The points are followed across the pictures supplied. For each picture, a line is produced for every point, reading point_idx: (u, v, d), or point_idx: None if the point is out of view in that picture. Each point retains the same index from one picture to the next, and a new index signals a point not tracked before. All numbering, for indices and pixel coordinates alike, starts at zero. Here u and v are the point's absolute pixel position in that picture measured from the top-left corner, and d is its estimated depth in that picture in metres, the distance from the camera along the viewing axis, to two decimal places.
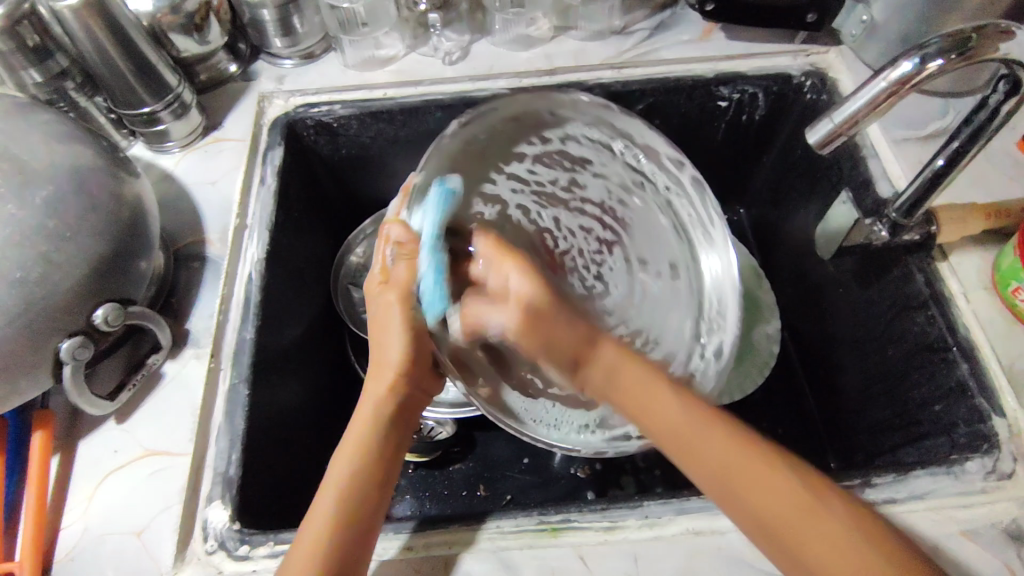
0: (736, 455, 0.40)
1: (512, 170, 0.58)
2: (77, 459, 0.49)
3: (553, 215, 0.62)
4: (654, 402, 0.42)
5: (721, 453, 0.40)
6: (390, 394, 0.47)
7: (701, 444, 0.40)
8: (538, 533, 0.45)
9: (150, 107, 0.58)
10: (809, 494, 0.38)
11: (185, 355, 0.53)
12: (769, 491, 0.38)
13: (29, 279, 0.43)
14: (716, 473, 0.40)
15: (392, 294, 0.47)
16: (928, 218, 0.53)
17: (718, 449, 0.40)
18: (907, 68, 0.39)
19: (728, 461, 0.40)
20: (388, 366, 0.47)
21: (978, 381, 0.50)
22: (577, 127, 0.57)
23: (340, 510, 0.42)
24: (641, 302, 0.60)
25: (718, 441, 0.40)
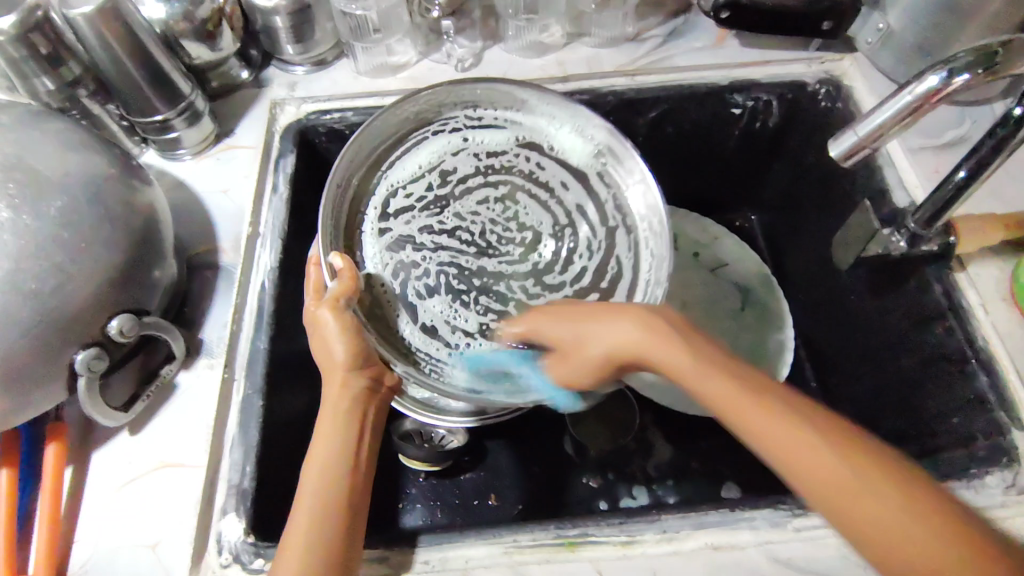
0: (847, 472, 0.34)
1: (392, 207, 0.57)
2: (90, 470, 0.48)
3: (453, 212, 0.58)
4: (739, 410, 0.37)
5: (778, 426, 0.35)
6: (343, 390, 0.46)
7: (824, 481, 0.34)
8: (556, 548, 0.44)
9: (163, 115, 0.58)
10: (865, 482, 0.33)
11: (199, 365, 0.52)
12: (878, 506, 0.33)
13: (44, 290, 0.42)
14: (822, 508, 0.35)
15: (323, 308, 0.47)
16: (946, 228, 0.52)
17: (768, 424, 0.36)
18: (934, 81, 0.39)
19: (852, 489, 0.33)
20: (335, 365, 0.46)
21: (997, 394, 0.49)
22: (393, 168, 0.58)
23: (323, 538, 0.40)
24: (570, 222, 0.58)
25: (823, 454, 0.34)
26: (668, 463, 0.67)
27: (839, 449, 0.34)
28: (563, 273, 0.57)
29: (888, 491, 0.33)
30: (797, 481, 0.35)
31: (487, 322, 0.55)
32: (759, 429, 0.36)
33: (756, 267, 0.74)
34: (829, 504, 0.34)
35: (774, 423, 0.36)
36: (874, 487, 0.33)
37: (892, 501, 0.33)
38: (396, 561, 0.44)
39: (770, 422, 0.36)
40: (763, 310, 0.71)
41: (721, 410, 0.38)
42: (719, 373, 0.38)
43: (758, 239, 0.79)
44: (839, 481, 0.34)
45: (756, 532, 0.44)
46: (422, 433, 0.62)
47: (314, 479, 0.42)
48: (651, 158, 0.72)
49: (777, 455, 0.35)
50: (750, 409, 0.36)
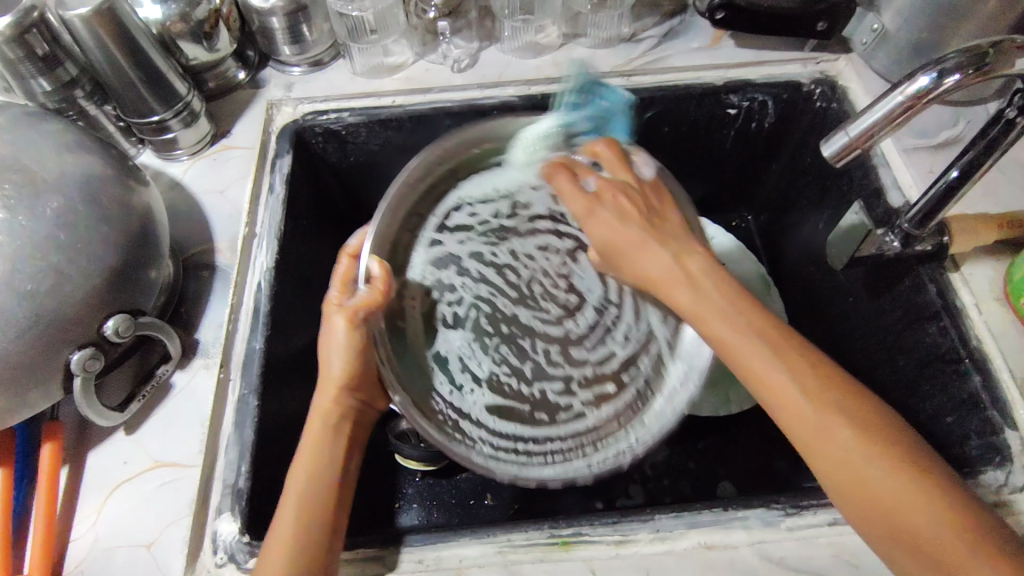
0: (857, 451, 0.37)
1: (453, 221, 0.56)
2: (86, 470, 0.48)
3: (508, 250, 0.58)
4: (755, 365, 0.41)
5: (790, 384, 0.40)
6: (336, 403, 0.47)
7: (828, 442, 0.38)
8: (549, 547, 0.45)
9: (159, 116, 0.58)
10: (865, 449, 0.37)
11: (195, 365, 0.53)
12: (873, 471, 0.36)
13: (39, 289, 0.43)
14: (823, 462, 0.38)
15: (340, 315, 0.48)
16: (940, 228, 0.53)
17: (778, 375, 0.40)
18: (925, 82, 0.39)
19: (858, 466, 0.37)
20: (331, 377, 0.48)
21: (990, 394, 0.49)
22: (477, 185, 0.57)
23: (310, 540, 0.41)
24: (618, 304, 0.57)
25: (843, 433, 0.38)
26: (663, 463, 0.67)
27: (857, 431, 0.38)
28: (592, 351, 0.56)
29: (882, 458, 0.37)
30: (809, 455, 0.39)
31: (508, 382, 0.54)
32: (786, 401, 0.40)
33: (753, 267, 0.74)
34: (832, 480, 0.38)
35: (786, 380, 0.40)
36: (866, 452, 0.37)
37: (889, 471, 0.36)
38: (390, 560, 0.44)
39: (799, 401, 0.39)
40: None
41: (741, 367, 0.42)
42: (767, 352, 0.41)
43: (755, 239, 0.79)
44: (836, 445, 0.38)
45: (749, 531, 0.44)
46: (419, 432, 0.62)
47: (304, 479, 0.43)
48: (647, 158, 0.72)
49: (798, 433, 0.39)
50: (786, 383, 0.40)
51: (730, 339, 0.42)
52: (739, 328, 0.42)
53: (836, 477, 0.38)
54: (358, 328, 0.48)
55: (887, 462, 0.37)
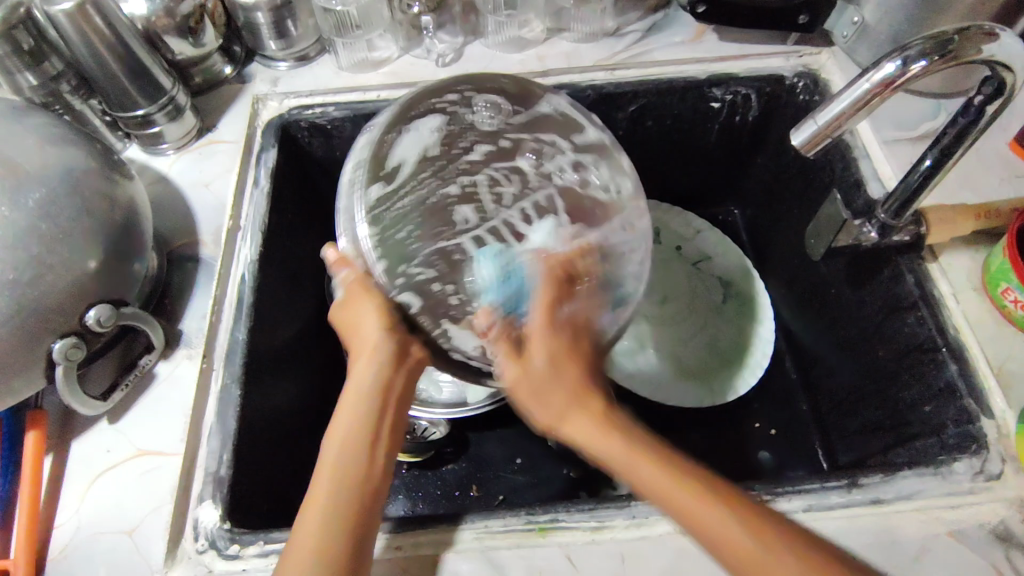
0: (744, 543, 0.37)
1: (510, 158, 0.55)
2: (70, 459, 0.49)
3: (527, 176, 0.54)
4: (616, 452, 0.40)
5: (656, 471, 0.39)
6: (370, 378, 0.45)
7: (702, 512, 0.38)
8: (526, 533, 0.45)
9: (144, 110, 0.59)
10: (742, 539, 0.37)
11: (178, 355, 0.53)
12: (738, 541, 0.37)
13: (21, 279, 0.43)
14: (704, 533, 0.38)
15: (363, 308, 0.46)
16: (917, 220, 0.53)
17: (640, 465, 0.40)
18: (890, 69, 0.39)
19: (745, 556, 0.37)
20: (365, 346, 0.46)
21: (967, 382, 0.50)
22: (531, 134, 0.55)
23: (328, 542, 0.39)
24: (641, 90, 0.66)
25: (667, 478, 0.39)
26: None
27: (706, 487, 0.39)
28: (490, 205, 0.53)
29: (762, 535, 0.37)
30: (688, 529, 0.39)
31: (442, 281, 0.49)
32: (643, 480, 0.40)
33: (738, 260, 0.74)
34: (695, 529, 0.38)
35: (623, 453, 0.40)
36: (742, 533, 0.37)
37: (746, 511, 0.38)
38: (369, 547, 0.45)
39: (646, 463, 0.40)
40: (745, 303, 0.72)
41: (609, 456, 0.41)
42: (600, 430, 0.41)
43: (740, 233, 0.80)
44: (714, 522, 0.38)
45: None
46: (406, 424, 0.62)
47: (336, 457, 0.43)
48: (633, 151, 0.73)
49: (658, 495, 0.39)
50: (654, 480, 0.39)
51: (564, 414, 0.41)
52: (579, 415, 0.41)
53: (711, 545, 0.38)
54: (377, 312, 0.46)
55: (751, 530, 0.37)
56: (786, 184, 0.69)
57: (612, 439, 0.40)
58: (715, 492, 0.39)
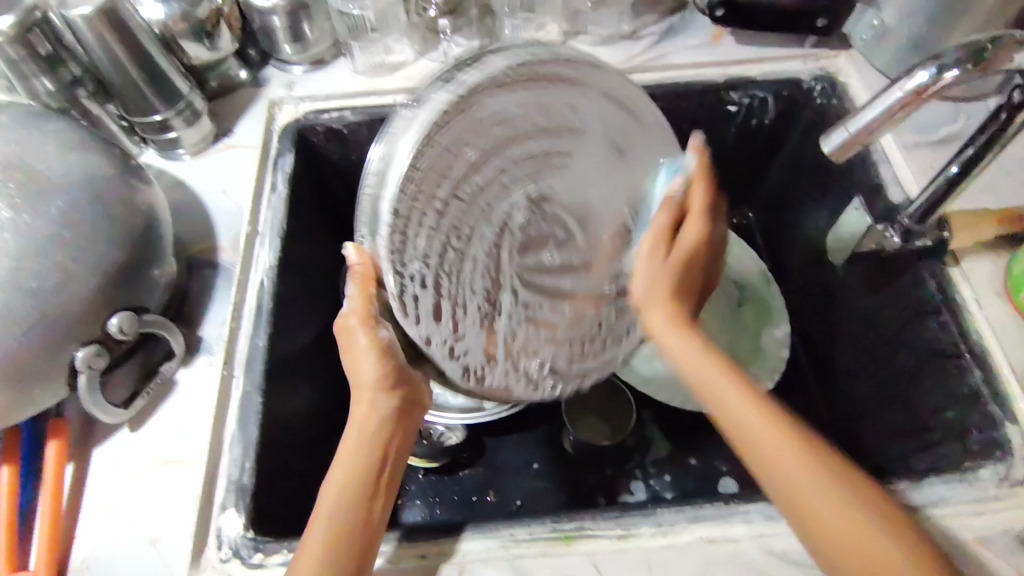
0: (863, 523, 0.38)
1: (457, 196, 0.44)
2: (91, 467, 0.49)
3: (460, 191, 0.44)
4: (775, 453, 0.41)
5: (798, 469, 0.40)
6: (371, 410, 0.46)
7: (807, 490, 0.39)
8: (552, 541, 0.45)
9: (161, 115, 0.59)
10: (847, 512, 0.38)
11: (198, 362, 0.53)
12: (859, 517, 0.38)
13: (44, 288, 0.43)
14: (824, 513, 0.38)
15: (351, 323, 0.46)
16: (940, 223, 0.54)
17: (791, 466, 0.40)
18: (924, 77, 0.39)
19: (856, 535, 0.37)
20: (366, 385, 0.46)
21: (991, 387, 0.49)
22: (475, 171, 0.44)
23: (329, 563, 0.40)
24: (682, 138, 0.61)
25: (783, 446, 0.40)
26: (666, 459, 0.67)
27: (820, 468, 0.40)
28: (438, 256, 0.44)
29: (874, 512, 0.38)
30: (794, 511, 0.39)
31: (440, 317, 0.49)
32: (786, 475, 0.40)
33: (755, 264, 0.74)
34: (798, 517, 0.39)
35: (790, 454, 0.40)
36: (862, 509, 0.38)
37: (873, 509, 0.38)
38: (394, 555, 0.44)
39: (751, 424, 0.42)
40: (762, 307, 0.72)
41: (746, 447, 0.42)
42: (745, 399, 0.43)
43: (756, 237, 0.80)
44: (830, 507, 0.38)
45: (750, 524, 0.45)
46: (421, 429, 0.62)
47: (339, 480, 0.43)
48: None
49: (773, 472, 0.40)
50: (797, 471, 0.40)
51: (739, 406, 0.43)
52: (745, 402, 0.43)
53: (807, 522, 0.39)
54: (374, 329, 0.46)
55: (876, 517, 0.38)
56: (802, 186, 0.69)
57: (782, 426, 0.41)
58: (834, 478, 0.39)
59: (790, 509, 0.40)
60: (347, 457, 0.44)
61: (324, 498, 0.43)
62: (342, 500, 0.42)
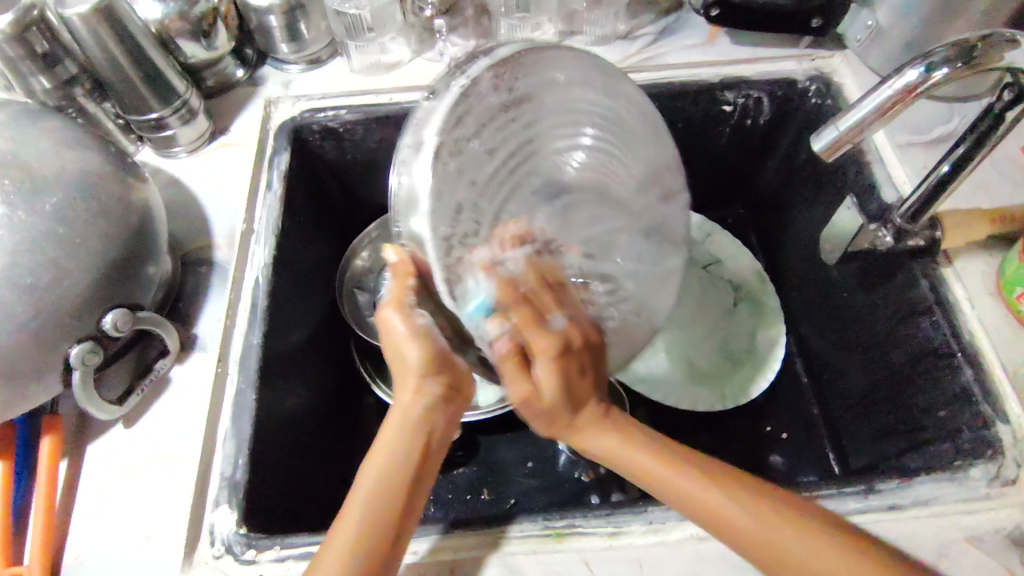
0: (788, 537, 0.39)
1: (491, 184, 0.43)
2: (85, 463, 0.49)
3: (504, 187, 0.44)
4: (705, 497, 0.41)
5: (727, 501, 0.40)
6: (415, 399, 0.44)
7: (735, 519, 0.40)
8: (543, 538, 0.45)
9: (158, 113, 0.59)
10: (781, 538, 0.39)
11: (193, 359, 0.53)
12: (785, 545, 0.38)
13: (39, 284, 0.43)
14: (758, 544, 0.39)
15: (389, 309, 0.43)
16: (932, 223, 0.53)
17: (724, 502, 0.40)
18: (913, 76, 0.39)
19: (805, 556, 0.38)
20: (408, 370, 0.44)
21: (982, 387, 0.49)
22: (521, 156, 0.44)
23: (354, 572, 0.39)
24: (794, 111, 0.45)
25: (713, 497, 0.41)
26: None
27: (749, 500, 0.40)
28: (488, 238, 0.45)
29: (803, 524, 0.39)
30: (729, 539, 0.40)
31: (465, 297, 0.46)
32: (712, 509, 0.41)
33: (750, 264, 0.74)
34: (740, 541, 0.40)
35: (722, 495, 0.41)
36: (779, 522, 0.39)
37: (804, 538, 0.38)
38: None
39: (632, 456, 0.45)
40: (756, 306, 0.72)
41: (653, 482, 0.43)
42: (625, 442, 0.45)
43: (751, 237, 0.80)
44: (748, 529, 0.40)
45: None
46: None
47: (369, 484, 0.41)
48: None
49: (696, 512, 0.41)
50: (720, 504, 0.40)
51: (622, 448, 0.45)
52: (619, 440, 0.45)
53: (761, 556, 0.39)
54: (413, 315, 0.43)
55: (814, 537, 0.38)
56: (795, 186, 0.70)
57: (687, 466, 0.42)
58: (748, 493, 0.41)
59: (712, 526, 0.41)
60: (381, 456, 0.43)
61: (353, 497, 0.41)
62: (376, 500, 0.41)
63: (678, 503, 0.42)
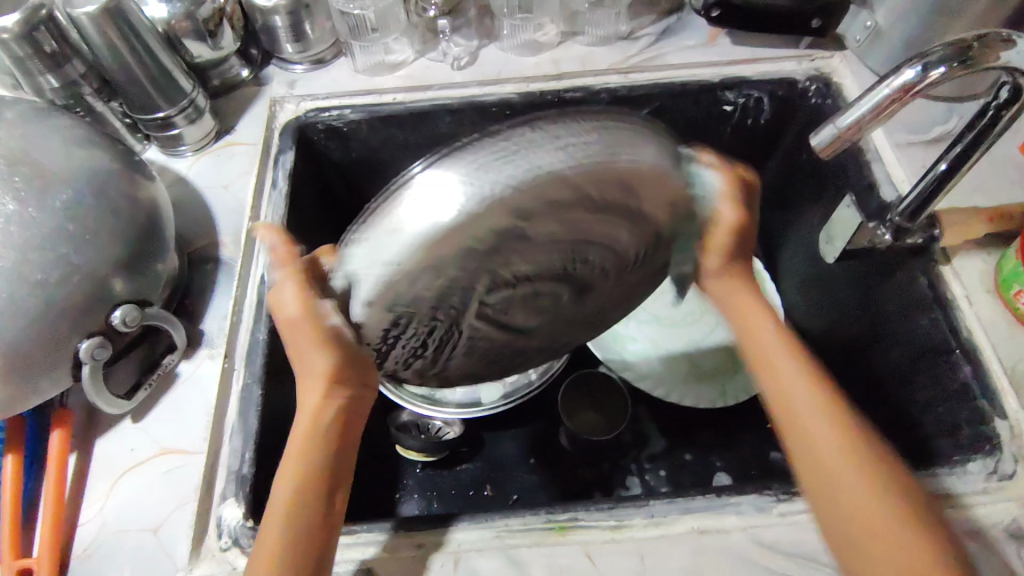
0: (884, 513, 0.39)
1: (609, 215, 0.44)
2: (94, 458, 0.50)
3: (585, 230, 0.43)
4: (812, 441, 0.42)
5: (839, 459, 0.41)
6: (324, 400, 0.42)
7: (842, 478, 0.40)
8: (546, 532, 0.46)
9: (165, 112, 0.60)
10: (873, 509, 0.39)
11: (200, 355, 0.54)
12: (883, 520, 0.39)
13: (49, 280, 0.44)
14: (844, 502, 0.40)
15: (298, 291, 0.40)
16: (931, 221, 0.54)
17: (832, 454, 0.41)
18: (910, 75, 0.40)
19: (885, 529, 0.38)
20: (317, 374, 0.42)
21: (980, 383, 0.50)
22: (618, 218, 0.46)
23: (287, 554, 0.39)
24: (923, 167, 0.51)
25: (827, 449, 0.41)
26: (661, 455, 0.67)
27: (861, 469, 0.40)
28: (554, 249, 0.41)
29: (901, 512, 0.39)
30: (820, 484, 0.41)
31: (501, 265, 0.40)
32: (819, 456, 0.41)
33: (750, 263, 0.75)
34: (818, 495, 0.41)
35: (835, 449, 0.41)
36: (878, 500, 0.39)
37: (887, 498, 0.40)
38: (392, 544, 0.45)
39: (775, 340, 0.47)
40: None
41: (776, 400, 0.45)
42: (801, 375, 0.45)
43: (752, 236, 0.80)
44: (853, 491, 0.40)
45: (742, 516, 0.45)
46: (420, 425, 0.63)
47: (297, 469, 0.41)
48: None
49: (806, 450, 0.42)
50: (832, 457, 0.41)
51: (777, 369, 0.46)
52: (798, 380, 0.44)
53: (840, 520, 0.40)
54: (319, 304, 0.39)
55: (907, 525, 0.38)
56: (795, 185, 0.70)
57: (822, 406, 0.43)
58: (851, 449, 0.41)
59: (814, 470, 0.41)
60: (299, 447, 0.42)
61: (283, 475, 0.41)
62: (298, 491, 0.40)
63: (791, 425, 0.43)
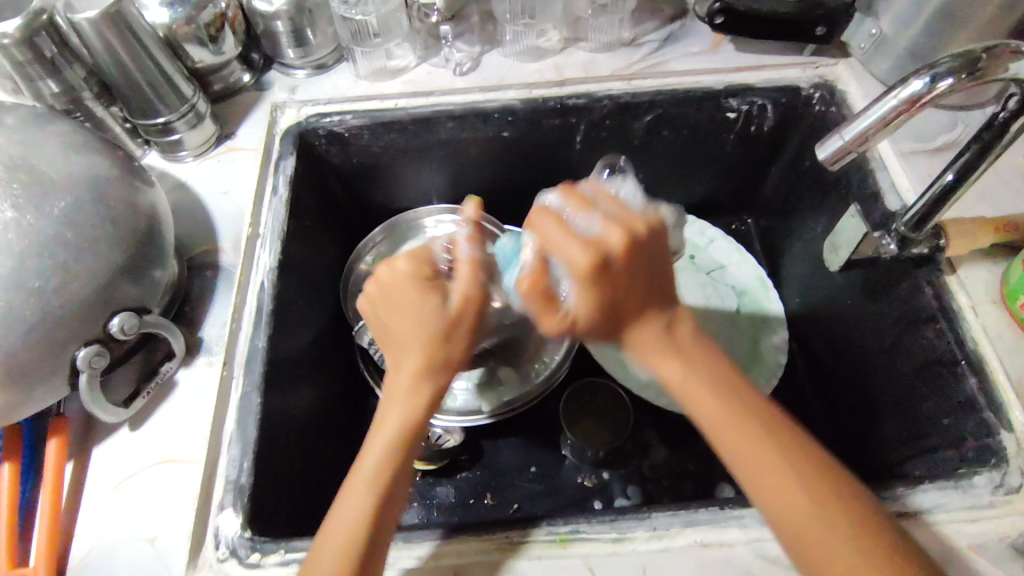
0: (861, 559, 0.35)
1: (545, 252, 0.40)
2: (91, 466, 0.49)
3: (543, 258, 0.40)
4: (770, 476, 0.37)
5: (800, 492, 0.37)
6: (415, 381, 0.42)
7: (797, 515, 0.36)
8: (547, 544, 0.45)
9: (165, 117, 0.59)
10: (851, 556, 0.35)
11: (198, 363, 0.53)
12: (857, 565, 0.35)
13: (46, 288, 0.43)
14: (818, 553, 0.36)
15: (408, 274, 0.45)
16: (936, 232, 0.53)
17: (793, 491, 0.37)
18: (918, 87, 0.40)
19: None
20: (425, 352, 0.42)
21: (986, 394, 0.50)
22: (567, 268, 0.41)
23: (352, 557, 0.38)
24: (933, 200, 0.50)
25: (789, 484, 0.37)
26: (662, 464, 0.67)
27: (818, 504, 0.36)
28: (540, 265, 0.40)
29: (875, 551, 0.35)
30: (788, 533, 0.37)
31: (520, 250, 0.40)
32: (778, 497, 0.37)
33: (753, 271, 0.74)
34: (796, 546, 0.37)
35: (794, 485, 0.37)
36: (854, 542, 0.35)
37: (877, 565, 0.35)
38: (389, 555, 0.45)
39: (702, 384, 0.40)
40: (759, 314, 0.72)
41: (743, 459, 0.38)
42: (715, 398, 0.39)
43: (754, 244, 0.80)
44: (821, 534, 0.36)
45: (745, 529, 0.45)
46: None
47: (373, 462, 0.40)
48: (648, 160, 0.72)
49: (766, 494, 0.37)
50: (793, 496, 0.37)
51: (695, 401, 0.40)
52: (711, 403, 0.39)
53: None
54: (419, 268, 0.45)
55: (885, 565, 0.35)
56: (799, 194, 0.70)
57: (764, 442, 0.38)
58: (795, 474, 0.37)
59: (775, 516, 0.37)
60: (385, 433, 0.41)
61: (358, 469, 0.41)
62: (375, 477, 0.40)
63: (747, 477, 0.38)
